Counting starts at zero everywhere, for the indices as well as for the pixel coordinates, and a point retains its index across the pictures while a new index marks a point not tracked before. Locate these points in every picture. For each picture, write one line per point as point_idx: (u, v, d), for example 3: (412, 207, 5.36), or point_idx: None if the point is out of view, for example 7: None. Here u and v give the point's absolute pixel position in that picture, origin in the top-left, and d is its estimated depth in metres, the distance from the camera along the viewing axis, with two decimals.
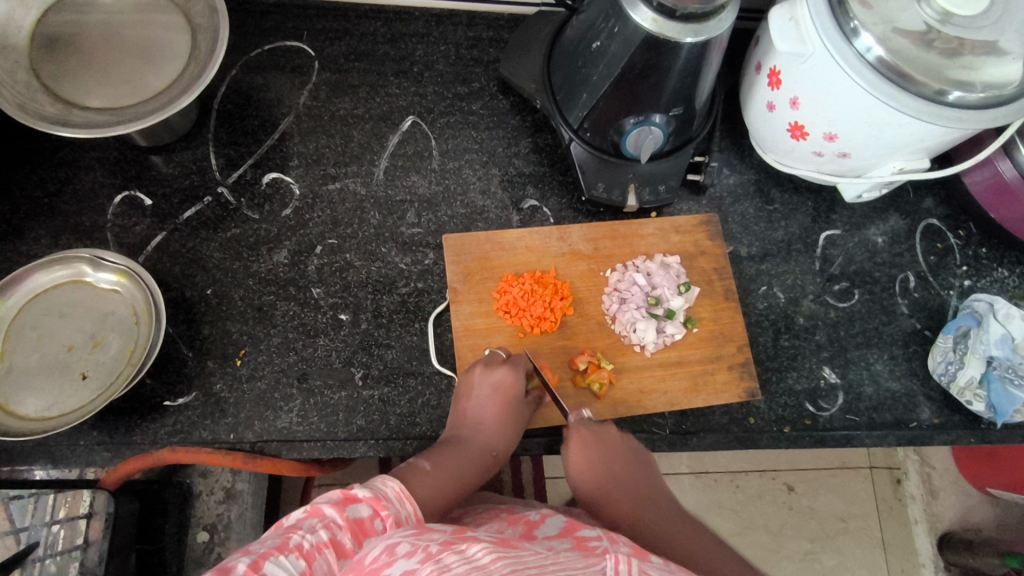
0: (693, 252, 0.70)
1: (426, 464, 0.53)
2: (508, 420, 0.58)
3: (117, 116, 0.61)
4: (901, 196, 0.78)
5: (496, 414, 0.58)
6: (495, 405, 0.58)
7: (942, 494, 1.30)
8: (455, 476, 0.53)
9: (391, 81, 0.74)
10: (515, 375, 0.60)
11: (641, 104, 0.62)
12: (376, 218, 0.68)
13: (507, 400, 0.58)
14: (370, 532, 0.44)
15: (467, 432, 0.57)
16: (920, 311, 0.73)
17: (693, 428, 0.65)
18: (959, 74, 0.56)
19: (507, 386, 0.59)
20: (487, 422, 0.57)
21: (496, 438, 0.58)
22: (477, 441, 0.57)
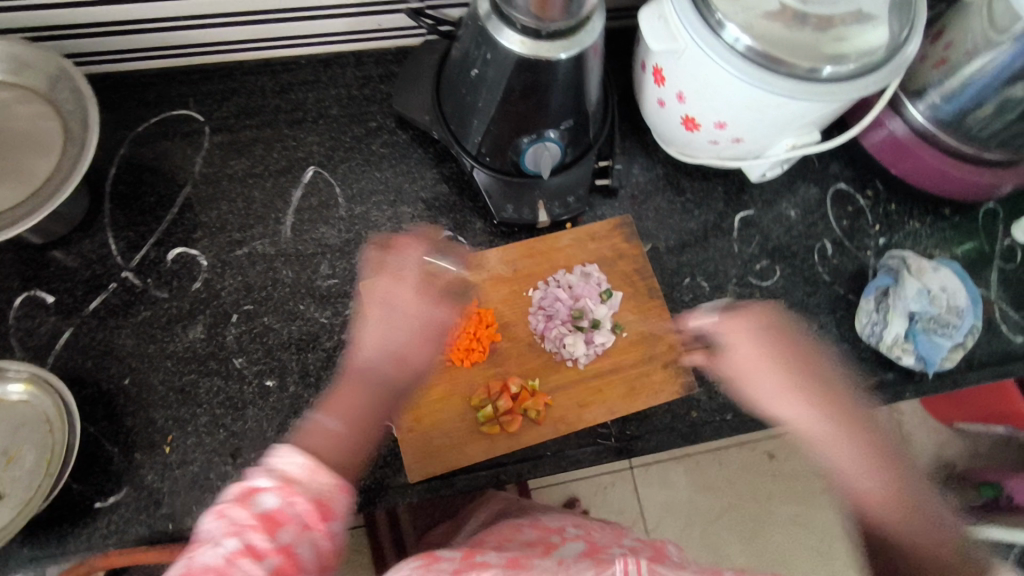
0: (611, 257, 0.71)
1: (331, 424, 0.48)
2: (422, 342, 0.54)
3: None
4: (808, 166, 0.80)
5: (414, 345, 0.54)
6: (404, 331, 0.54)
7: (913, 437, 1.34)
8: (367, 415, 0.50)
9: (287, 133, 0.73)
10: (409, 319, 0.55)
11: (532, 122, 0.62)
12: (290, 276, 0.67)
13: (421, 327, 0.54)
14: (285, 523, 0.40)
15: (371, 358, 0.53)
16: (841, 275, 0.75)
17: (638, 431, 0.66)
18: (830, 48, 0.58)
19: (422, 302, 0.55)
20: (395, 351, 0.53)
21: (400, 372, 0.53)
22: (375, 371, 0.52)
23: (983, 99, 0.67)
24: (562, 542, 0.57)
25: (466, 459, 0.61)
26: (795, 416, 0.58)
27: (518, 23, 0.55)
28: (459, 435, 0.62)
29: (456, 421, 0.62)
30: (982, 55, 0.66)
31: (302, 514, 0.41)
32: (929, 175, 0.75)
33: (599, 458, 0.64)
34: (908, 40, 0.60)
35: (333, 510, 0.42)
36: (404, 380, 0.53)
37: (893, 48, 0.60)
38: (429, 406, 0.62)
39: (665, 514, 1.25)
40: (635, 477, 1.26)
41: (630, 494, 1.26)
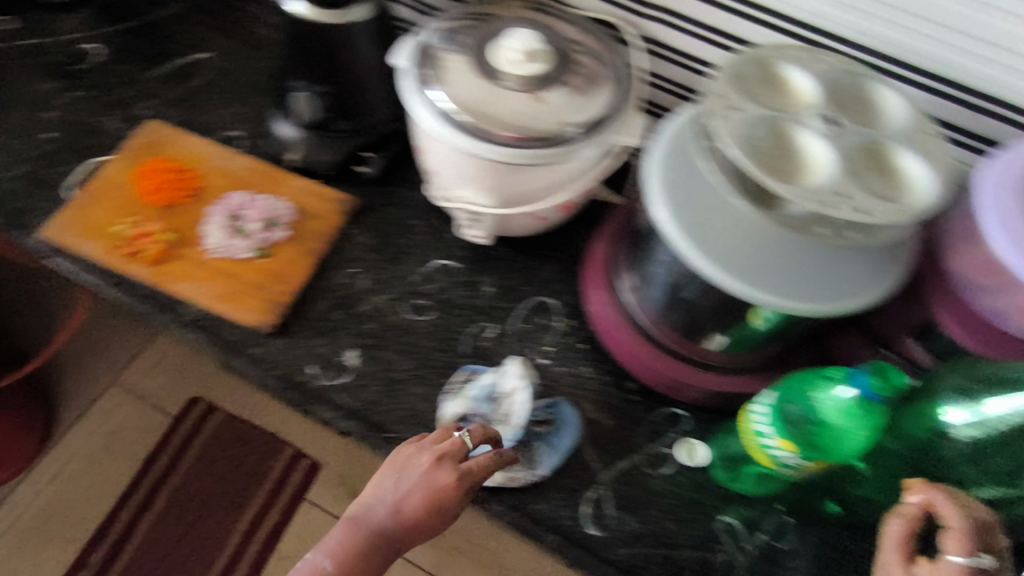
0: (310, 214, 0.81)
1: (326, 564, 0.58)
2: (368, 549, 0.60)
3: None
4: (539, 267, 0.81)
5: (419, 509, 0.60)
6: (417, 501, 0.60)
7: None
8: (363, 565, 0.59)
9: (216, 32, 0.98)
10: (432, 487, 0.60)
11: (306, 71, 0.78)
12: (126, 95, 0.89)
13: (423, 508, 0.60)
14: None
15: (382, 530, 0.60)
16: (477, 356, 0.75)
17: (203, 326, 0.73)
18: (483, 120, 0.66)
19: (437, 492, 0.60)
20: (378, 520, 0.60)
21: (393, 526, 0.60)
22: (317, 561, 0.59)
23: (663, 291, 0.66)
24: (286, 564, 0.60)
25: (83, 245, 0.75)
26: (397, 505, 0.60)
27: None
28: (93, 232, 0.76)
29: (109, 212, 0.77)
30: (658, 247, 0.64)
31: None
32: (612, 328, 0.72)
33: (165, 322, 0.74)
34: (579, 145, 0.67)
35: None
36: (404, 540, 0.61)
37: (544, 142, 0.66)
38: (106, 203, 0.78)
39: None
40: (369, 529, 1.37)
41: None
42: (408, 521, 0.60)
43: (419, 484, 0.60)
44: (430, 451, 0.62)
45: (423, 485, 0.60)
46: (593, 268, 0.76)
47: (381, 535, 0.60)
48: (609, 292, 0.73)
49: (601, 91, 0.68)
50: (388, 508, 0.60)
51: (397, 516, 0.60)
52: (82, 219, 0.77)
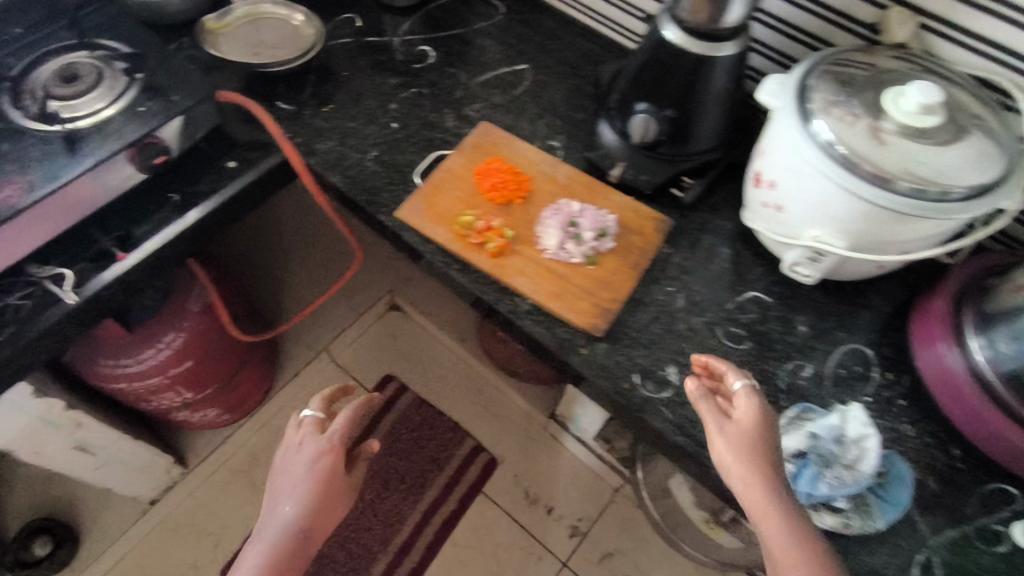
0: (632, 229, 0.84)
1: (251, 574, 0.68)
2: (269, 572, 0.68)
3: None
4: (853, 316, 0.81)
5: (309, 494, 0.73)
6: (309, 485, 0.73)
7: None
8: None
9: (531, 46, 1.05)
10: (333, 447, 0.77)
11: (655, 96, 0.82)
12: (457, 95, 0.97)
13: (315, 488, 0.73)
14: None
15: (284, 518, 0.72)
16: (795, 394, 0.75)
17: (536, 320, 0.78)
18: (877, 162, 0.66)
19: (322, 466, 0.75)
20: (280, 527, 0.71)
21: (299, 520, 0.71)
22: (289, 531, 0.71)
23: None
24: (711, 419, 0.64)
25: (432, 229, 0.82)
26: (260, 538, 0.71)
27: (679, 20, 0.77)
28: (442, 218, 0.83)
29: (455, 203, 0.85)
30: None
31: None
32: (947, 388, 0.72)
33: (497, 311, 0.79)
34: (964, 203, 0.66)
35: None
36: (308, 535, 0.71)
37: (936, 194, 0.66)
38: (450, 193, 0.86)
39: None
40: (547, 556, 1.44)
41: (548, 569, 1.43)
42: (310, 519, 0.72)
43: (307, 485, 0.73)
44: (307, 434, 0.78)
45: (295, 496, 0.72)
46: (933, 320, 0.75)
47: (287, 563, 0.69)
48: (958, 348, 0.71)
49: (993, 152, 0.68)
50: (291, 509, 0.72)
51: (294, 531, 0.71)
52: (432, 205, 0.84)
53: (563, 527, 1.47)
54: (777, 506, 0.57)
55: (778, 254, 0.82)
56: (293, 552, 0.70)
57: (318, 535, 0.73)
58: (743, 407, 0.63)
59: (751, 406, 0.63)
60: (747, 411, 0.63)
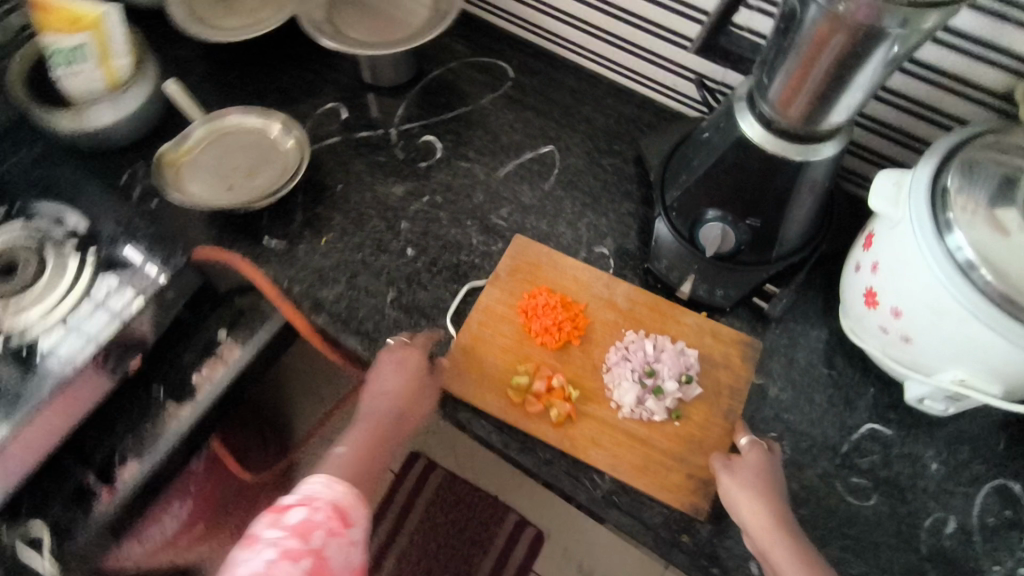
0: (716, 360, 0.69)
1: (344, 450, 0.63)
2: (357, 466, 0.61)
3: (347, 41, 0.80)
4: (988, 440, 0.68)
5: (399, 385, 0.66)
6: (398, 378, 0.66)
7: None
8: (371, 465, 0.63)
9: (554, 117, 0.88)
10: (421, 354, 0.68)
11: (730, 204, 0.67)
12: (478, 199, 0.81)
13: (410, 375, 0.66)
14: (314, 529, 0.53)
15: (378, 402, 0.66)
16: (940, 560, 0.63)
17: (621, 504, 0.64)
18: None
19: (409, 363, 0.67)
20: (391, 394, 0.65)
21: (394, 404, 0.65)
22: (383, 412, 0.65)
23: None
24: (740, 511, 0.58)
25: (479, 398, 0.68)
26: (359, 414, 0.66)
27: (761, 112, 0.61)
28: (488, 379, 0.69)
29: (499, 359, 0.70)
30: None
31: (326, 519, 0.54)
32: None
33: (572, 494, 0.65)
34: None
35: (349, 516, 0.57)
36: (404, 418, 0.65)
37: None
38: (491, 341, 0.71)
39: None
40: None
41: None
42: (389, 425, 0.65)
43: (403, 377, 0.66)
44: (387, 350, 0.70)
45: (388, 395, 0.65)
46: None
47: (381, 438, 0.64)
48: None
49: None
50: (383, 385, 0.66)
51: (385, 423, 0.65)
52: (472, 360, 0.70)
53: None
54: None
55: (902, 380, 0.68)
56: (387, 439, 0.64)
57: (416, 418, 0.66)
58: (740, 464, 0.60)
59: (756, 458, 0.60)
60: (753, 462, 0.60)
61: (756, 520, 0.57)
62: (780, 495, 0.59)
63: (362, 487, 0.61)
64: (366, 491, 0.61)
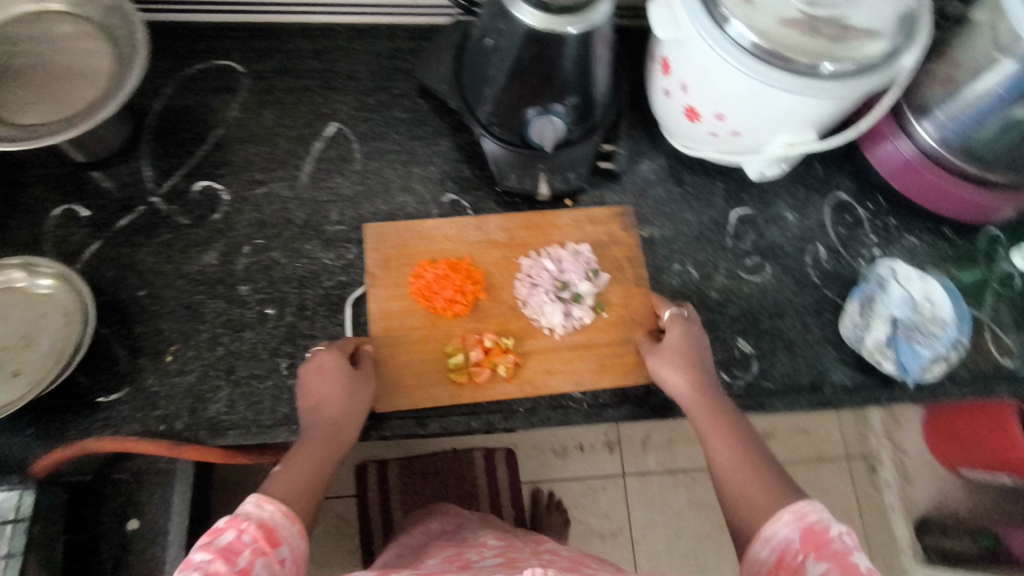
0: (605, 241, 0.73)
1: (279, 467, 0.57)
2: (302, 480, 0.56)
3: (34, 131, 0.62)
4: (810, 173, 0.81)
5: (331, 390, 0.60)
6: (327, 384, 0.60)
7: (917, 480, 1.35)
8: (312, 477, 0.56)
9: (316, 92, 0.78)
10: (337, 353, 0.62)
11: (542, 94, 0.66)
12: (301, 217, 0.72)
13: (337, 376, 0.61)
14: (240, 551, 0.47)
15: (310, 415, 0.60)
16: (831, 280, 0.76)
17: (609, 401, 0.68)
18: (825, 52, 0.60)
19: (330, 363, 0.61)
20: (328, 400, 0.60)
21: (336, 410, 0.60)
22: (319, 421, 0.60)
23: (976, 128, 0.70)
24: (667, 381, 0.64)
25: (430, 400, 0.65)
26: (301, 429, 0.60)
27: None
28: (426, 379, 0.65)
29: (425, 354, 0.66)
30: (984, 77, 0.67)
31: (253, 541, 0.48)
32: (929, 190, 0.76)
33: (567, 421, 0.67)
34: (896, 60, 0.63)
35: (279, 534, 0.50)
36: (342, 422, 0.60)
37: (882, 57, 0.62)
38: (405, 342, 0.67)
39: (625, 510, 1.46)
40: (625, 485, 1.48)
41: (620, 498, 1.46)
42: (330, 429, 0.59)
43: (330, 382, 0.60)
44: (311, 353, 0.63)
45: (320, 404, 0.60)
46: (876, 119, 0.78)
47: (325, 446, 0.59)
48: (907, 135, 0.75)
49: None
50: (314, 396, 0.60)
51: (326, 432, 0.59)
52: (396, 371, 0.65)
53: (601, 450, 1.48)
54: (747, 451, 0.59)
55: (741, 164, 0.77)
56: (329, 448, 0.59)
57: (356, 420, 0.61)
58: (662, 351, 0.65)
59: (677, 336, 0.65)
60: (675, 340, 0.65)
61: (684, 386, 0.63)
62: (704, 369, 0.64)
63: (304, 500, 0.55)
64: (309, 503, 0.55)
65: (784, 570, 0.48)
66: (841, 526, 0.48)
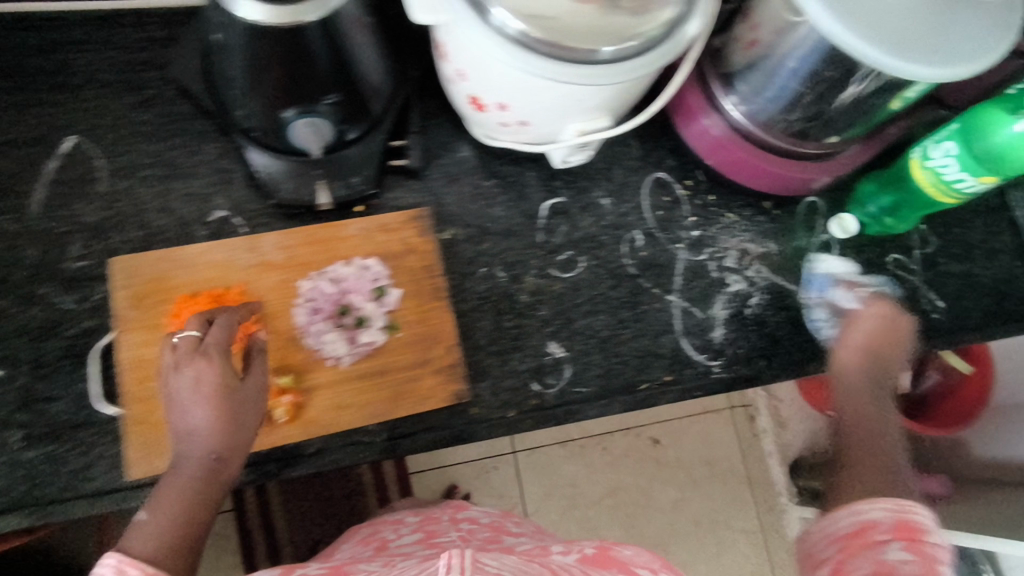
0: (399, 251, 0.66)
1: (143, 512, 0.49)
2: (176, 522, 0.49)
3: None
4: (627, 153, 0.75)
5: (205, 410, 0.52)
6: (200, 402, 0.52)
7: (790, 424, 1.39)
8: (187, 524, 0.49)
9: (46, 98, 0.65)
10: (220, 362, 0.53)
11: (294, 97, 0.57)
12: (32, 256, 0.61)
13: (213, 395, 0.52)
14: None
15: (185, 443, 0.53)
16: (648, 269, 0.72)
17: (406, 430, 0.63)
18: (617, 32, 0.53)
19: (207, 380, 0.53)
20: (203, 424, 0.52)
21: (215, 438, 0.52)
22: (196, 451, 0.52)
23: (785, 99, 0.66)
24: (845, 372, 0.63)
25: None
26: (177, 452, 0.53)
27: None
28: None
29: None
30: (785, 47, 0.62)
31: None
32: (742, 168, 0.72)
33: (360, 458, 0.62)
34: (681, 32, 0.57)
35: None
36: (223, 456, 0.52)
37: (665, 30, 0.56)
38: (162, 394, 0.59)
39: None
40: None
41: None
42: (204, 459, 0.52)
43: (209, 398, 0.52)
44: (179, 352, 0.54)
45: (197, 424, 0.52)
46: (685, 91, 0.72)
47: (205, 481, 0.52)
48: (716, 111, 0.70)
49: None
50: (189, 415, 0.52)
51: (201, 463, 0.52)
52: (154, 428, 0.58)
53: None
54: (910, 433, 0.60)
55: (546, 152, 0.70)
56: (207, 486, 0.52)
57: (241, 453, 0.54)
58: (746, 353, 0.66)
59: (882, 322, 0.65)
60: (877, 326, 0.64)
61: (852, 386, 0.62)
62: (888, 350, 0.64)
63: (177, 556, 0.48)
64: (184, 562, 0.48)
65: (859, 540, 0.48)
66: (937, 538, 0.48)
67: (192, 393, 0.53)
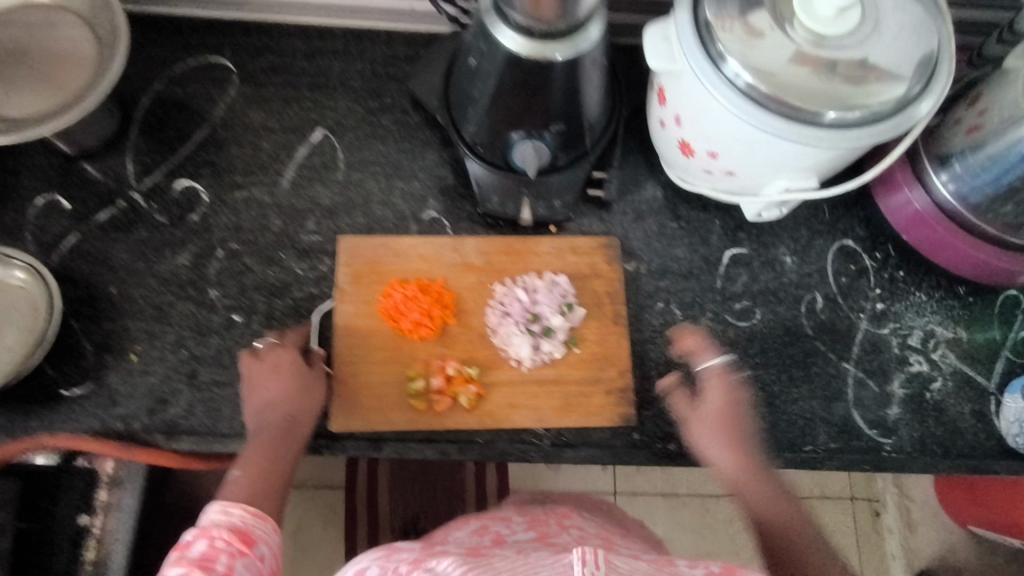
0: (586, 274, 0.70)
1: (236, 472, 0.57)
2: (265, 474, 0.57)
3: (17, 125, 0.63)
4: (817, 216, 0.76)
5: (278, 385, 0.61)
6: (275, 380, 0.61)
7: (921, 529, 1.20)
8: (268, 475, 0.57)
9: (306, 94, 0.77)
10: (293, 351, 0.63)
11: (527, 119, 0.63)
12: (278, 225, 0.71)
13: (285, 373, 0.62)
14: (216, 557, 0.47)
15: (260, 416, 0.60)
16: (824, 333, 0.71)
17: (570, 440, 0.65)
18: (842, 98, 0.55)
19: (284, 363, 0.62)
20: (280, 397, 0.60)
21: (291, 407, 0.61)
22: (272, 418, 0.60)
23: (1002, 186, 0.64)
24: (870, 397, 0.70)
25: (387, 424, 0.64)
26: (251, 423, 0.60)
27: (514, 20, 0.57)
28: (386, 405, 0.64)
29: (386, 377, 0.65)
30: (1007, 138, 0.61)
31: (228, 544, 0.48)
32: (938, 249, 0.71)
33: (524, 458, 0.65)
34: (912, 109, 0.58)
35: (254, 533, 0.51)
36: (296, 417, 0.61)
37: (896, 105, 0.57)
38: (366, 363, 0.65)
39: None
40: None
41: None
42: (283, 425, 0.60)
43: (283, 379, 0.61)
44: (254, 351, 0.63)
45: (267, 399, 0.60)
46: (891, 165, 0.72)
47: (288, 442, 0.59)
48: (922, 187, 0.69)
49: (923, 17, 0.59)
50: (270, 393, 0.61)
51: (286, 427, 0.60)
52: (355, 392, 0.64)
53: None
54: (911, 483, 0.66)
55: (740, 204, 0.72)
56: (287, 443, 0.59)
57: (312, 416, 0.62)
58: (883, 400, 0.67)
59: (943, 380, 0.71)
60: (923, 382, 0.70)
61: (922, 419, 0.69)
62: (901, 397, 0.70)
63: (265, 502, 0.56)
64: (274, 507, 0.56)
65: None
66: None
67: (261, 370, 0.62)
